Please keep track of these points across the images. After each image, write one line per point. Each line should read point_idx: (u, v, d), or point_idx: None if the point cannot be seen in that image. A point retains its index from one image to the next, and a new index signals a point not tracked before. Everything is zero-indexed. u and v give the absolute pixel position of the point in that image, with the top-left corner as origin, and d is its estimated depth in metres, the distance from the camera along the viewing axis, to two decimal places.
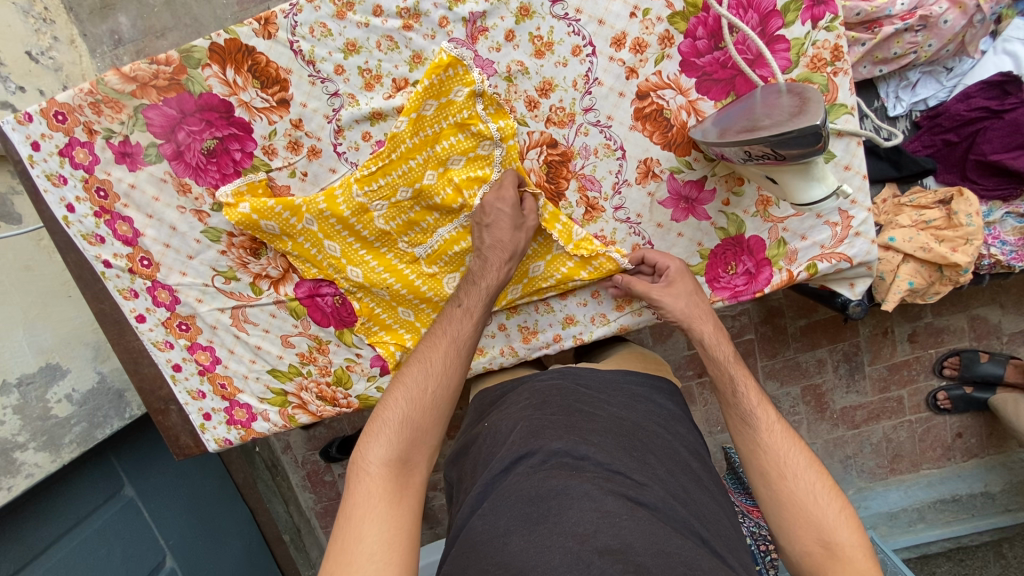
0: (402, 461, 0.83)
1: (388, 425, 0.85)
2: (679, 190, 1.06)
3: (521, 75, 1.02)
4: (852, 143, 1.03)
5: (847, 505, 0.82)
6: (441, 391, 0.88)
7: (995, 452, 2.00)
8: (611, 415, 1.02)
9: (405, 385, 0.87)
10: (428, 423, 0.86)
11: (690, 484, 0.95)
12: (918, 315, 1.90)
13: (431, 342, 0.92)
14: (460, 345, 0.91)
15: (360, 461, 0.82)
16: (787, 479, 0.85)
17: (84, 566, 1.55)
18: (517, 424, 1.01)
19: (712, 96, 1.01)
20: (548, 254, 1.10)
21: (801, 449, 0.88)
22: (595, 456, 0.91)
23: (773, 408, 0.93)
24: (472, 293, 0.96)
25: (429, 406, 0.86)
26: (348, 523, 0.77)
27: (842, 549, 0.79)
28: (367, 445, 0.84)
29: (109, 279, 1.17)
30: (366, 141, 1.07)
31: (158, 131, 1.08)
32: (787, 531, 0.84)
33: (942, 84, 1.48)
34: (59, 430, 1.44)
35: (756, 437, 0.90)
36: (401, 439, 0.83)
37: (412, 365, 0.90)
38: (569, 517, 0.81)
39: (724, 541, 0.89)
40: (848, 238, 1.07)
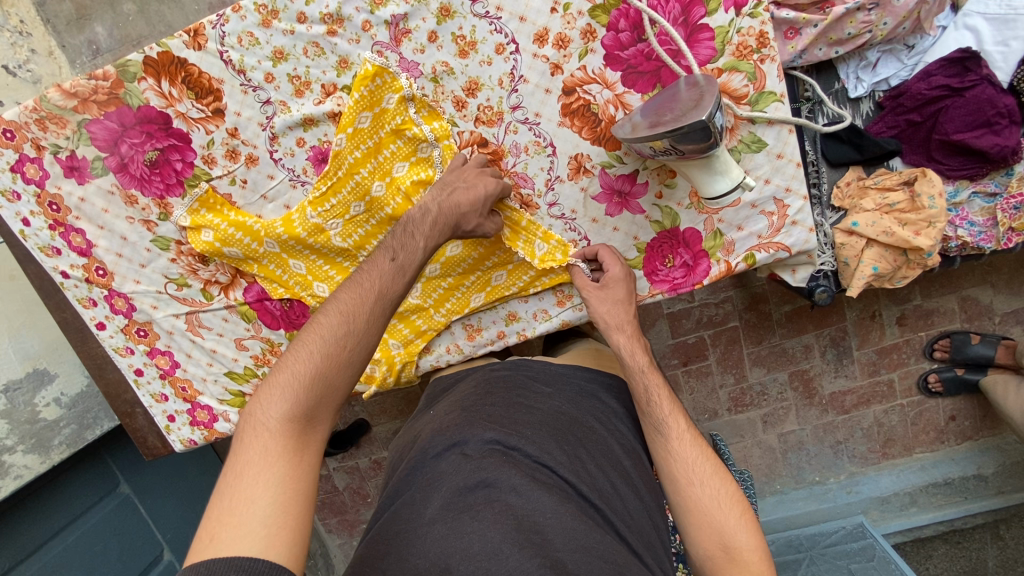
0: (308, 419, 0.77)
1: (294, 380, 0.78)
2: (611, 184, 1.07)
3: (447, 76, 1.03)
4: (784, 130, 1.02)
5: (747, 510, 0.85)
6: (358, 348, 0.81)
7: (990, 434, 1.96)
8: (550, 409, 0.94)
9: (320, 337, 0.79)
10: (341, 380, 0.79)
11: (618, 480, 0.88)
12: (906, 298, 1.87)
13: (355, 292, 0.83)
14: (386, 301, 0.84)
15: (260, 415, 0.76)
16: (693, 485, 0.88)
17: (82, 561, 1.62)
18: (454, 412, 0.95)
19: (639, 89, 1.01)
20: (510, 264, 1.13)
21: (708, 457, 0.90)
22: (526, 447, 0.84)
23: (686, 415, 0.95)
24: (408, 248, 0.88)
25: (344, 363, 0.80)
26: (239, 481, 0.72)
27: (740, 552, 0.83)
28: (270, 398, 0.77)
29: (68, 288, 1.21)
30: (300, 147, 1.09)
31: (102, 145, 1.11)
32: (692, 536, 0.87)
33: (903, 62, 1.44)
34: (47, 432, 1.51)
35: (667, 446, 0.92)
36: (308, 396, 0.77)
37: (330, 314, 0.81)
38: (494, 509, 0.75)
39: (643, 539, 0.83)
40: (785, 228, 1.06)
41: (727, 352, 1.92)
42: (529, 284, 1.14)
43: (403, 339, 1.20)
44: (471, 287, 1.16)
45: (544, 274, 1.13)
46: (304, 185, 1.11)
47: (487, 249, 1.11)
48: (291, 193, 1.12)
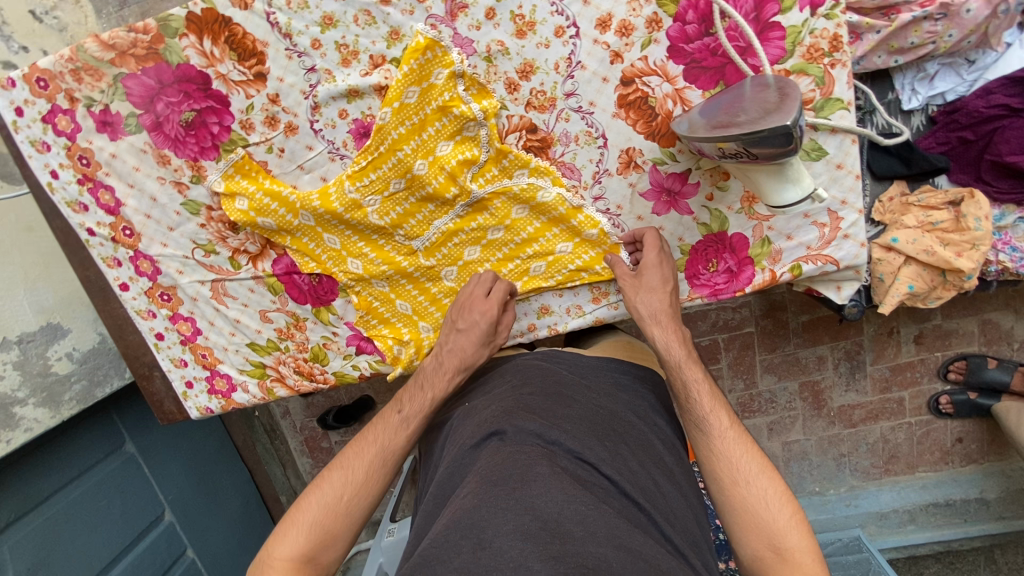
0: (311, 559, 0.86)
1: (303, 521, 0.88)
2: (661, 182, 1.03)
3: (502, 56, 0.98)
4: (847, 140, 0.98)
5: (798, 510, 0.80)
6: (359, 497, 0.91)
7: (995, 458, 1.95)
8: (588, 404, 0.92)
9: (323, 490, 0.91)
10: (340, 526, 0.89)
11: (660, 477, 0.85)
12: (926, 317, 1.84)
13: (358, 449, 0.95)
14: (387, 454, 0.95)
15: (267, 556, 0.86)
16: (738, 485, 0.84)
17: (86, 515, 1.62)
18: (489, 403, 0.94)
19: (700, 85, 0.97)
20: (550, 256, 1.10)
21: (753, 455, 0.86)
22: (566, 442, 0.82)
23: (728, 411, 0.91)
24: (414, 402, 0.99)
25: (347, 514, 0.90)
26: None
27: (792, 555, 0.78)
28: (278, 540, 0.87)
29: (93, 246, 1.19)
30: (342, 119, 1.05)
31: (137, 102, 1.07)
32: (738, 537, 0.83)
33: (962, 77, 1.38)
34: (58, 387, 1.48)
35: (710, 444, 0.88)
36: (313, 539, 0.87)
37: (334, 470, 0.93)
38: (531, 490, 0.73)
39: (687, 538, 0.80)
40: (836, 241, 1.03)
41: (740, 357, 1.91)
42: (566, 280, 1.11)
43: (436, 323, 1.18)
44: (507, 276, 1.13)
45: (586, 268, 1.10)
46: (342, 159, 1.07)
47: (533, 233, 1.09)
48: (329, 165, 1.08)
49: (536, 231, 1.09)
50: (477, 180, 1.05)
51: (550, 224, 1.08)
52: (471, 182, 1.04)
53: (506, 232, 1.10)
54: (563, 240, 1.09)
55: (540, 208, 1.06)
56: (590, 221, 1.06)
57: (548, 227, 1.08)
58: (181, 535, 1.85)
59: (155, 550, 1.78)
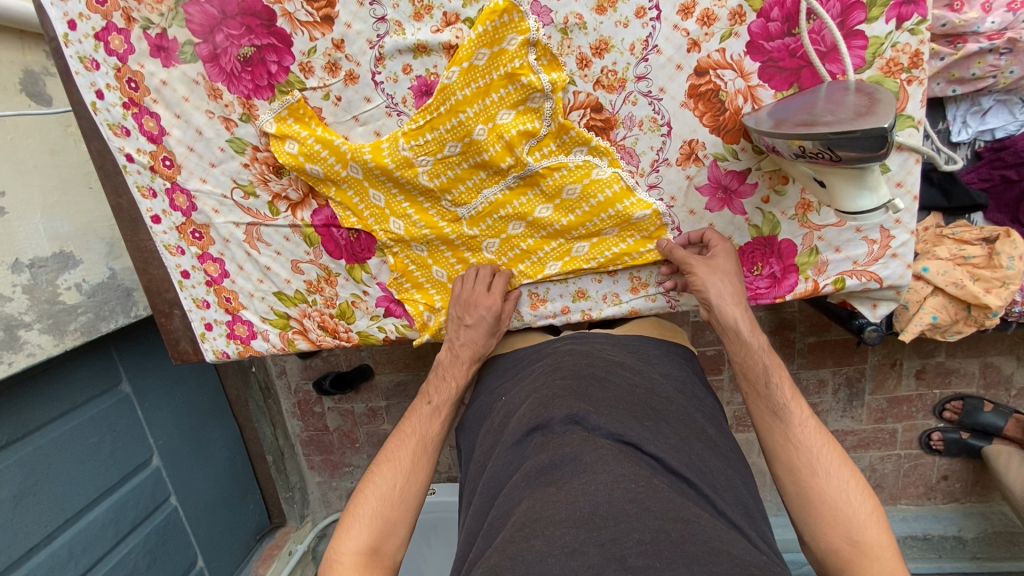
0: (375, 550, 0.92)
1: (362, 516, 0.95)
2: (719, 178, 1.04)
3: (578, 30, 0.96)
4: (911, 159, 0.98)
5: (879, 505, 0.85)
6: (408, 485, 0.98)
7: (977, 500, 1.97)
8: (624, 383, 0.91)
9: (376, 483, 0.98)
10: (398, 515, 0.96)
11: (705, 452, 0.85)
12: (930, 352, 1.82)
13: (399, 441, 1.03)
14: (427, 442, 1.02)
15: (335, 553, 0.91)
16: (818, 476, 0.89)
17: (76, 449, 1.55)
18: (528, 395, 0.94)
19: (774, 85, 0.96)
20: (595, 238, 1.09)
21: (834, 447, 0.92)
22: (606, 425, 0.82)
23: (805, 404, 0.97)
24: (441, 391, 1.07)
25: (399, 501, 0.96)
26: None
27: (871, 548, 0.82)
28: (342, 537, 0.93)
29: (129, 173, 1.16)
30: (406, 74, 1.02)
31: (197, 30, 1.04)
32: (815, 528, 0.87)
33: (1014, 115, 1.35)
34: (65, 316, 1.41)
35: (788, 432, 0.94)
36: (373, 529, 0.93)
37: (382, 465, 1.00)
38: (581, 480, 0.74)
39: (740, 509, 0.80)
40: (883, 258, 1.03)
41: None
42: (607, 264, 1.11)
43: None
44: (549, 254, 1.13)
45: (628, 254, 1.09)
46: (399, 116, 1.05)
47: (581, 216, 1.07)
48: (385, 120, 1.06)
49: (585, 213, 1.07)
50: (534, 153, 1.03)
51: (604, 205, 1.06)
52: (528, 154, 1.03)
53: (554, 211, 1.08)
54: (611, 224, 1.07)
55: (594, 186, 1.04)
56: (642, 205, 1.05)
57: (603, 207, 1.06)
58: (166, 482, 1.81)
59: (139, 494, 1.72)
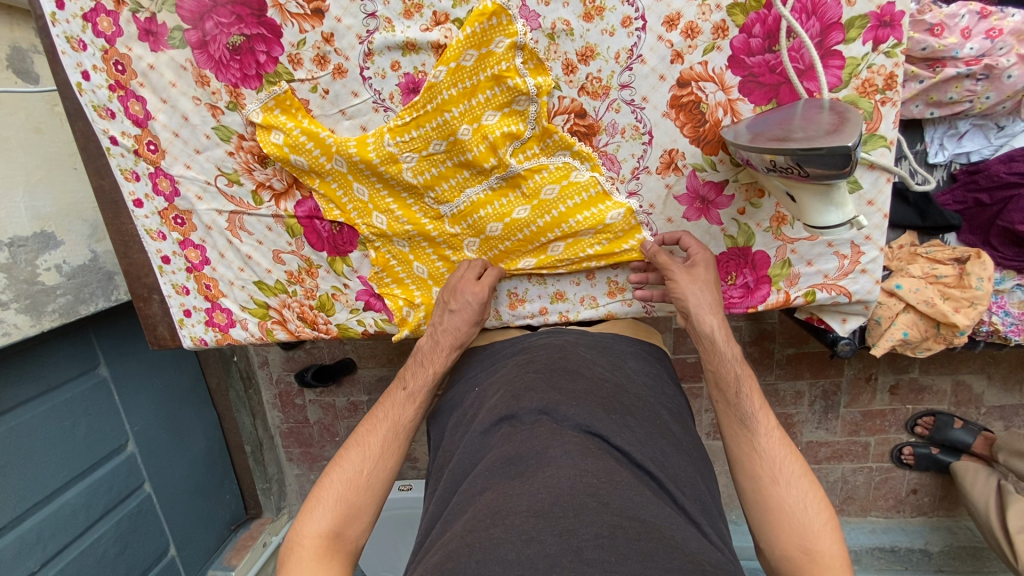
0: (338, 535, 0.92)
1: (326, 500, 0.95)
2: (697, 188, 1.06)
3: (565, 36, 0.97)
4: (883, 178, 1.00)
5: (835, 515, 0.87)
6: (375, 471, 0.98)
7: (944, 514, 2.02)
8: (594, 377, 0.93)
9: (343, 467, 0.98)
10: (363, 501, 0.96)
11: (668, 448, 0.87)
12: (904, 368, 1.86)
13: (370, 426, 1.03)
14: (398, 428, 1.02)
15: (298, 535, 0.92)
16: (778, 485, 0.91)
17: (48, 432, 1.53)
18: (498, 387, 0.96)
19: (753, 100, 0.98)
20: (571, 238, 1.10)
21: (796, 458, 0.94)
22: (575, 416, 0.84)
23: (771, 415, 0.99)
24: (417, 377, 1.06)
25: (365, 486, 0.97)
26: None
27: (823, 557, 0.84)
28: (305, 520, 0.93)
29: (113, 155, 1.16)
30: (393, 71, 1.03)
31: (187, 16, 1.04)
32: (771, 535, 0.89)
33: (989, 140, 1.40)
34: (43, 297, 1.40)
35: (754, 443, 0.95)
36: (337, 513, 0.94)
37: (351, 449, 1.01)
38: (545, 472, 0.75)
39: (699, 506, 0.82)
40: (853, 273, 1.06)
41: None
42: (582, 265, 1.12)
43: None
44: (525, 252, 1.14)
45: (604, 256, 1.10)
46: (386, 112, 1.06)
47: (557, 217, 1.08)
48: (371, 116, 1.07)
49: (562, 215, 1.08)
50: (517, 155, 1.04)
51: (580, 207, 1.07)
52: (510, 156, 1.04)
53: (532, 212, 1.09)
54: (587, 226, 1.08)
55: (572, 188, 1.06)
56: (616, 206, 1.07)
57: (578, 209, 1.07)
58: (140, 467, 1.79)
59: (112, 479, 1.70)
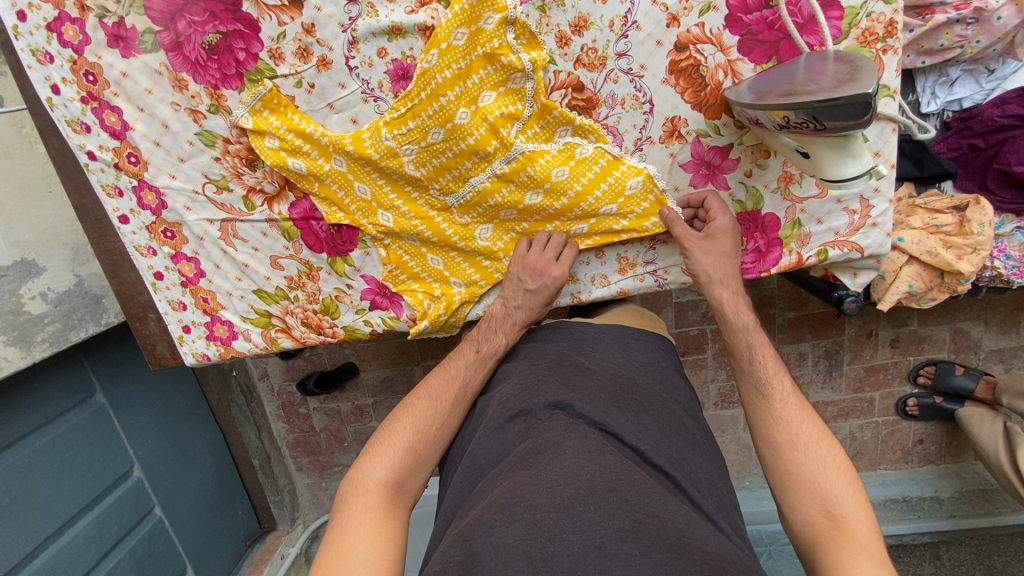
0: (400, 486, 0.90)
1: (393, 449, 0.92)
2: (702, 154, 1.04)
3: (555, 7, 0.94)
4: (888, 128, 0.99)
5: (855, 479, 0.85)
6: (444, 428, 0.96)
7: (951, 460, 2.05)
8: (605, 372, 0.91)
9: (414, 417, 0.95)
10: (427, 454, 0.94)
11: (683, 444, 0.84)
12: (904, 321, 1.88)
13: (443, 381, 1.00)
14: (467, 390, 1.00)
15: (361, 477, 0.89)
16: (796, 450, 0.89)
17: (49, 464, 1.49)
18: (509, 381, 0.94)
19: (753, 59, 0.96)
20: (593, 218, 1.07)
21: (813, 423, 0.92)
22: (590, 413, 0.82)
23: (788, 382, 0.98)
24: (491, 342, 1.04)
25: (432, 441, 0.95)
26: (344, 532, 0.82)
27: (847, 522, 0.82)
28: (370, 463, 0.91)
29: (92, 172, 1.10)
30: (380, 58, 0.99)
31: (157, 16, 0.98)
32: (793, 502, 0.86)
33: (981, 85, 1.40)
34: (32, 327, 1.35)
35: (769, 409, 0.95)
36: (403, 465, 0.91)
37: (422, 399, 0.98)
38: (562, 464, 0.73)
39: (715, 501, 0.79)
40: (864, 228, 1.05)
41: None
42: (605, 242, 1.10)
43: (467, 279, 1.17)
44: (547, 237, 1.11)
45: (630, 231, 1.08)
46: (376, 101, 1.02)
47: (573, 198, 1.05)
48: (361, 107, 1.03)
49: (575, 198, 1.05)
50: (521, 137, 1.01)
51: (595, 181, 1.04)
52: (513, 136, 1.00)
53: (545, 197, 1.05)
54: (607, 201, 1.05)
55: (581, 166, 1.03)
56: (633, 172, 1.04)
57: (594, 184, 1.04)
58: (149, 492, 1.75)
59: (122, 506, 1.67)
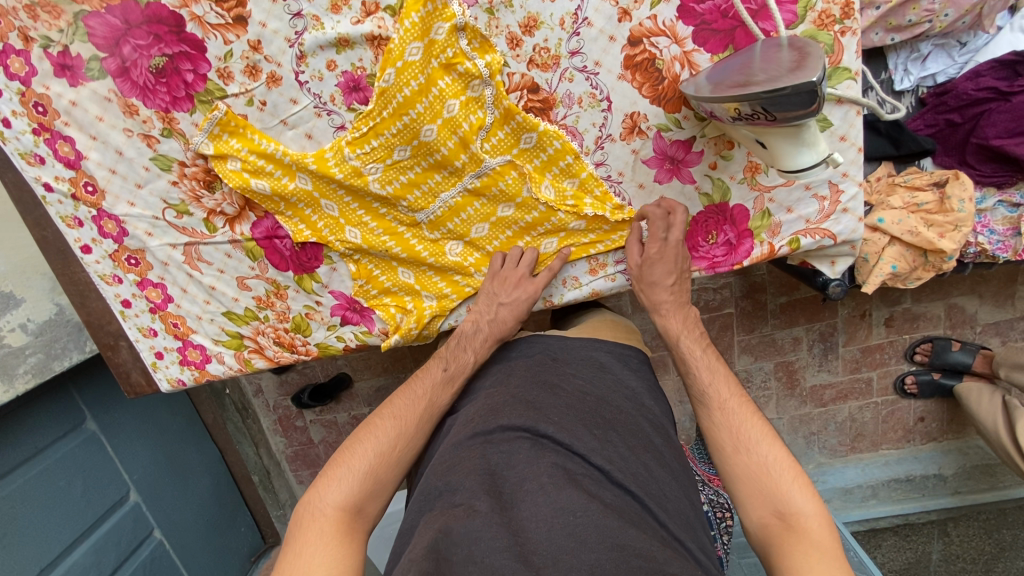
0: (358, 510, 0.87)
1: (353, 472, 0.90)
2: (665, 149, 1.02)
3: (504, 8, 0.92)
4: (852, 112, 0.97)
5: (800, 474, 0.83)
6: (407, 450, 0.94)
7: (953, 437, 2.00)
8: (575, 390, 0.90)
9: (376, 438, 0.93)
10: (388, 477, 0.91)
11: (651, 462, 0.83)
12: (897, 300, 1.85)
13: (409, 400, 0.98)
14: (433, 410, 0.98)
15: (318, 501, 0.87)
16: (740, 453, 0.88)
17: (43, 495, 1.48)
18: (476, 404, 0.92)
19: (709, 49, 0.93)
20: (562, 232, 1.09)
21: (754, 423, 0.90)
22: (556, 434, 0.80)
23: (730, 383, 0.96)
24: (459, 361, 1.02)
25: (394, 463, 0.92)
26: (296, 559, 0.80)
27: (796, 519, 0.80)
28: (327, 486, 0.88)
29: (50, 204, 1.08)
30: (330, 71, 0.97)
31: (101, 43, 0.96)
32: (744, 506, 0.85)
33: (953, 59, 1.37)
34: (12, 360, 1.34)
35: (711, 415, 0.93)
36: (362, 489, 0.88)
37: (385, 419, 0.96)
38: None
39: (682, 521, 0.78)
40: (835, 214, 1.03)
41: (719, 338, 1.87)
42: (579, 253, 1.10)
43: (437, 293, 1.16)
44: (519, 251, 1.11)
45: (597, 243, 1.09)
46: (330, 115, 1.01)
47: (543, 213, 1.06)
48: (315, 121, 1.01)
49: (547, 210, 1.06)
50: (487, 147, 1.01)
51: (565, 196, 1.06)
52: (482, 151, 1.00)
53: (517, 210, 1.07)
54: (574, 218, 1.06)
55: (552, 180, 1.05)
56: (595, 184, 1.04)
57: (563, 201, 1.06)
58: (147, 515, 1.74)
59: (119, 532, 1.66)
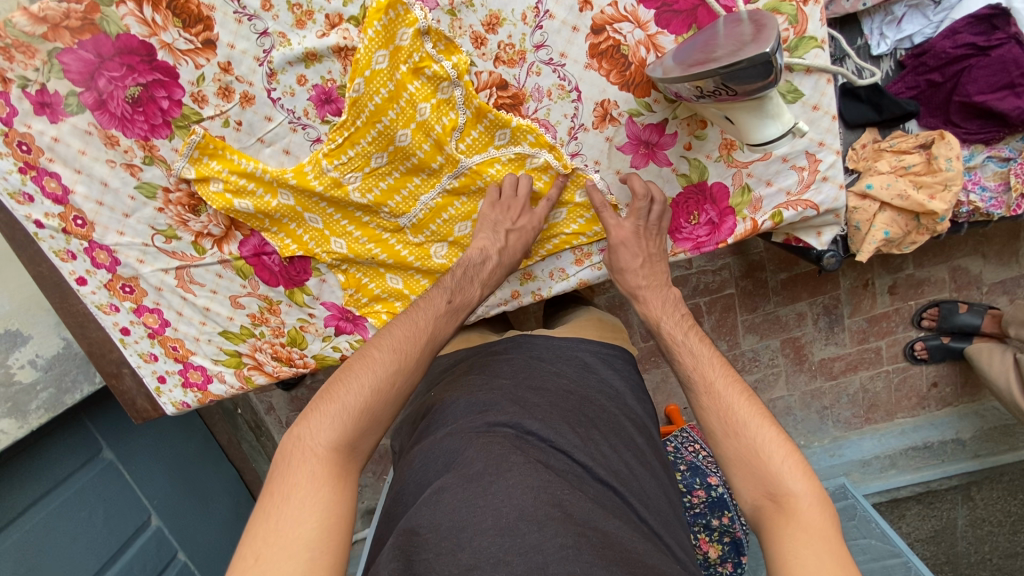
0: (352, 448, 0.80)
1: (346, 409, 0.81)
2: (638, 134, 1.02)
3: (465, 8, 0.93)
4: (822, 80, 0.96)
5: (790, 453, 0.81)
6: (406, 386, 0.87)
7: (970, 400, 1.99)
8: (559, 389, 0.91)
9: (375, 372, 0.85)
10: (386, 414, 0.85)
11: (632, 460, 0.85)
12: (899, 267, 1.84)
13: (409, 332, 0.91)
14: (434, 343, 0.93)
15: (307, 440, 0.79)
16: (730, 436, 0.86)
17: (65, 528, 1.51)
18: (456, 400, 0.91)
19: (672, 30, 0.94)
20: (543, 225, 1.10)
21: (742, 403, 0.88)
22: (541, 431, 0.81)
23: (717, 364, 0.93)
24: (463, 293, 0.99)
25: (393, 398, 0.85)
26: (285, 502, 0.73)
27: (787, 501, 0.79)
28: (317, 426, 0.80)
29: (43, 239, 1.11)
30: (301, 86, 0.99)
31: (77, 79, 0.98)
32: (737, 489, 0.84)
33: (929, 18, 1.35)
34: (23, 397, 1.37)
35: (698, 400, 0.91)
36: (357, 427, 0.81)
37: (383, 352, 0.88)
38: (509, 480, 0.72)
39: (661, 517, 0.81)
40: (815, 184, 1.03)
41: (723, 320, 1.86)
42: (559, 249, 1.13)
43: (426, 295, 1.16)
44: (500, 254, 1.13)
45: (581, 234, 1.10)
46: (305, 129, 1.02)
47: None
48: (291, 137, 1.03)
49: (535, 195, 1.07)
50: (462, 147, 1.02)
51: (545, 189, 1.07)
52: (458, 150, 1.02)
53: None
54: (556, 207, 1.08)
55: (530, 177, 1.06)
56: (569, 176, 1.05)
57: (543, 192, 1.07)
58: (171, 538, 1.76)
59: (144, 556, 1.68)
